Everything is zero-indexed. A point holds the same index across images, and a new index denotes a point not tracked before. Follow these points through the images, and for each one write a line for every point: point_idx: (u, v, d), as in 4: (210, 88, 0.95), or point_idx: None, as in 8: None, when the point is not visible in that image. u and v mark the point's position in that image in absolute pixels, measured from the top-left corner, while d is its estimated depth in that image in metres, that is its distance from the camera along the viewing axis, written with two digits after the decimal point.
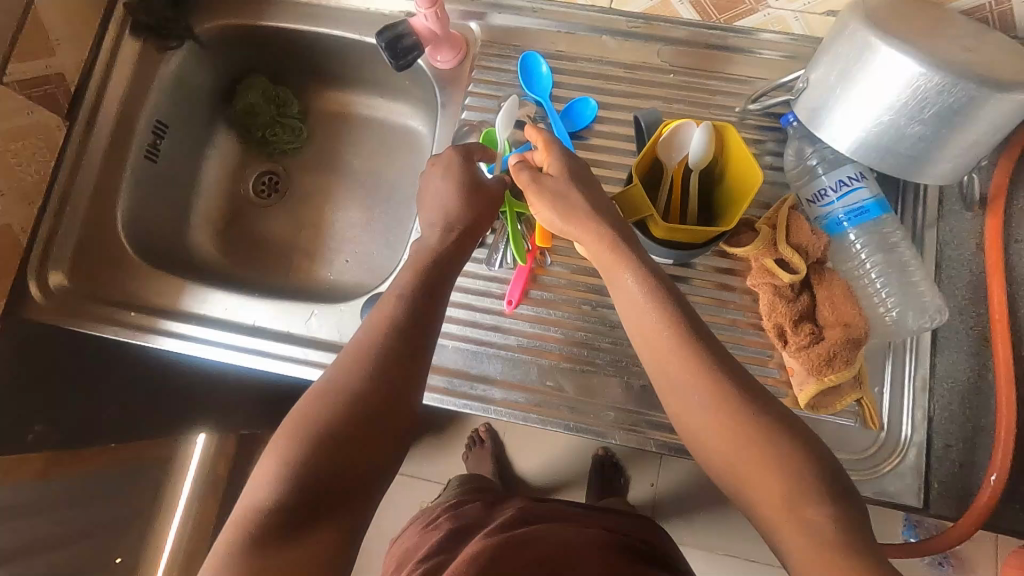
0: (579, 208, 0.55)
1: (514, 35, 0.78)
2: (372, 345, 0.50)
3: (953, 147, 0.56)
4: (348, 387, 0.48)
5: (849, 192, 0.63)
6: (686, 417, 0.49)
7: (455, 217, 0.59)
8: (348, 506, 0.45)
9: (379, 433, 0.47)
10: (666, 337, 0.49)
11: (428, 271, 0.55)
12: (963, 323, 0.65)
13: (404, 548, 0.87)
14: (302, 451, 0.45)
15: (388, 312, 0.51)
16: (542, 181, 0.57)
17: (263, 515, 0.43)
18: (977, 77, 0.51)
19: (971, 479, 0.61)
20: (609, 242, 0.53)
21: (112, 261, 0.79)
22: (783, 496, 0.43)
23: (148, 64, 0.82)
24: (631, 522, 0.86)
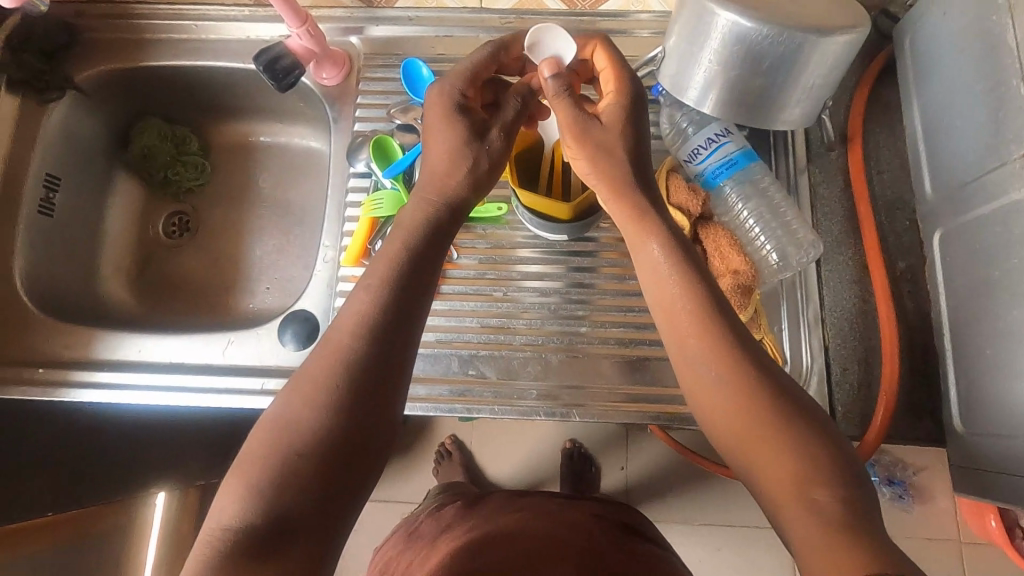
0: (620, 167, 0.55)
1: (395, 44, 0.81)
2: (359, 329, 0.48)
3: (795, 93, 0.61)
4: (331, 375, 0.47)
5: (718, 148, 0.67)
6: (693, 390, 0.49)
7: None
8: (325, 521, 0.43)
9: (357, 443, 0.46)
10: (690, 315, 0.50)
11: (420, 245, 0.53)
12: (843, 253, 0.69)
13: (386, 556, 0.87)
14: (287, 441, 0.45)
15: (380, 294, 0.50)
16: (587, 125, 0.56)
17: (242, 508, 0.42)
18: (801, 26, 0.56)
19: (870, 397, 0.65)
20: (638, 213, 0.54)
21: (17, 322, 0.77)
22: (792, 479, 0.44)
23: (28, 118, 0.81)
24: (609, 508, 0.87)
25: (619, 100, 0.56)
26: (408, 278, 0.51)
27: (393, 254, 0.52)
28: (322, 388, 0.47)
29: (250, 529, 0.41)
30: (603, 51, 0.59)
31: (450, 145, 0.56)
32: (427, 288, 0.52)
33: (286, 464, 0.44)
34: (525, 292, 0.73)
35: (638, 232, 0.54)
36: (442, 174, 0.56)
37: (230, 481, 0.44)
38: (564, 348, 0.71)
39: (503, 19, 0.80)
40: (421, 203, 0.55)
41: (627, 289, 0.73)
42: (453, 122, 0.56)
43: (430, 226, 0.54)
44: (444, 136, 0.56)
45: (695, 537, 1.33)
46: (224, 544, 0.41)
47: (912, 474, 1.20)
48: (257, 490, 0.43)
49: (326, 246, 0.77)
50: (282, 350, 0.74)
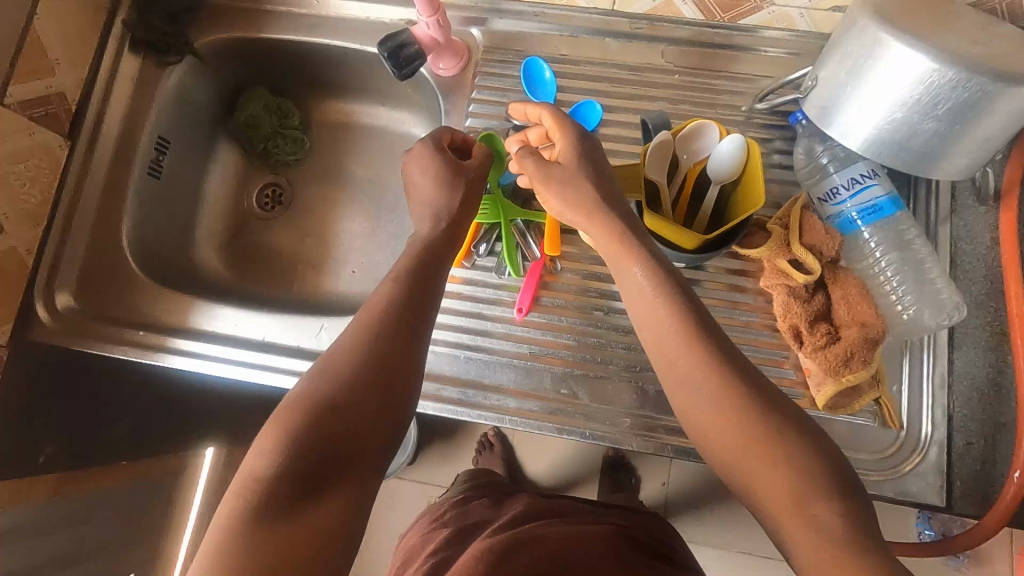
0: (584, 192, 0.58)
1: (515, 40, 0.78)
2: (386, 305, 0.52)
3: (966, 142, 0.56)
4: (359, 345, 0.49)
5: (862, 190, 0.62)
6: (686, 409, 0.50)
7: (443, 208, 0.61)
8: (348, 480, 0.44)
9: (381, 406, 0.47)
10: (676, 331, 0.50)
11: (435, 249, 0.58)
12: (981, 318, 0.64)
13: (409, 543, 0.87)
14: (319, 398, 0.46)
15: (401, 281, 0.54)
16: (551, 170, 0.60)
17: (277, 457, 0.43)
18: (992, 72, 0.51)
19: (992, 476, 0.61)
20: (617, 233, 0.56)
21: (118, 280, 0.78)
22: (791, 496, 0.43)
23: (148, 80, 0.81)
24: (631, 518, 0.85)
25: (570, 137, 0.61)
26: (426, 272, 0.56)
27: (411, 249, 0.57)
28: (348, 355, 0.49)
29: (283, 478, 0.42)
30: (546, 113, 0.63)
31: (436, 181, 0.62)
32: (439, 281, 0.57)
33: (317, 420, 0.45)
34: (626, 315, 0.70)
35: (615, 250, 0.56)
36: (435, 202, 0.61)
37: (262, 435, 0.45)
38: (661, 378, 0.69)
39: (633, 24, 0.76)
40: (432, 221, 0.60)
41: None
42: (432, 164, 0.62)
43: (435, 237, 0.59)
44: (430, 176, 0.62)
45: (731, 565, 1.30)
46: (252, 495, 0.42)
47: None
48: (290, 442, 0.44)
49: None
50: None
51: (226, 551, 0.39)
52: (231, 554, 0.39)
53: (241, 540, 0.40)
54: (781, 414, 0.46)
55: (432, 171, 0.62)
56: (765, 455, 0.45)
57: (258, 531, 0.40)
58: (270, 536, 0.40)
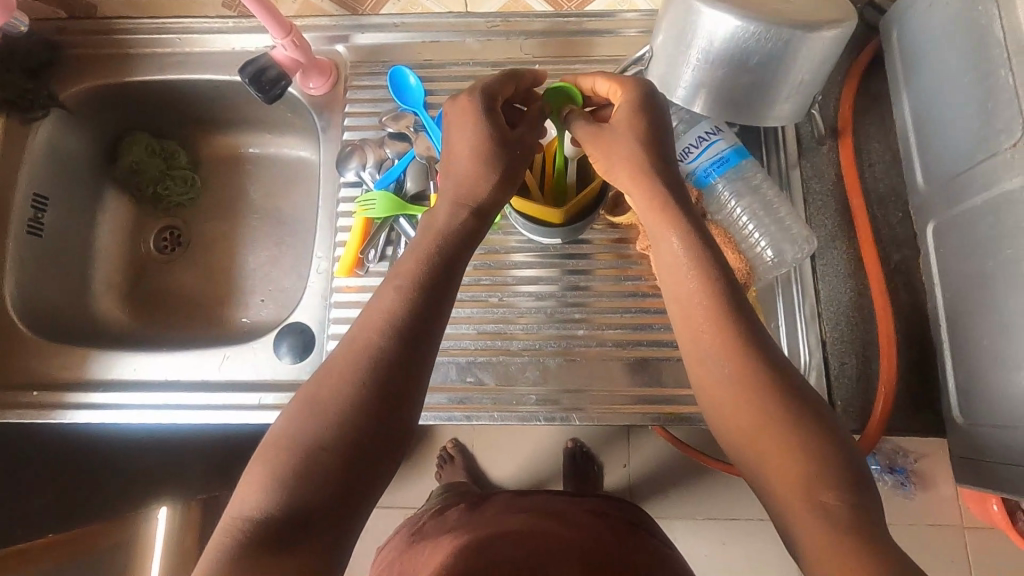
0: (641, 159, 0.53)
1: (380, 52, 0.80)
2: (382, 329, 0.47)
3: (785, 89, 0.61)
4: (354, 373, 0.46)
5: (709, 146, 0.66)
6: (702, 385, 0.49)
7: (466, 192, 0.53)
8: (338, 520, 0.42)
9: (376, 441, 0.45)
10: (709, 309, 0.49)
11: (451, 248, 0.51)
12: (836, 247, 0.69)
13: (389, 556, 0.86)
14: (309, 440, 0.43)
15: (405, 291, 0.49)
16: (609, 136, 0.55)
17: (265, 495, 0.41)
18: (788, 22, 0.56)
19: (868, 391, 0.65)
20: (661, 205, 0.52)
21: (8, 344, 0.76)
22: (801, 482, 0.43)
23: (15, 139, 0.80)
24: (613, 505, 0.86)
25: (630, 97, 0.56)
26: (435, 277, 0.50)
27: (422, 252, 0.51)
28: (346, 380, 0.46)
29: (270, 521, 0.41)
30: (600, 78, 0.58)
31: (475, 149, 0.53)
32: (452, 285, 0.51)
33: (308, 460, 0.43)
34: (521, 297, 0.73)
35: (655, 223, 0.53)
36: (473, 178, 0.53)
37: (251, 472, 0.43)
38: (562, 351, 0.71)
39: (490, 22, 0.80)
40: (449, 206, 0.53)
41: (624, 290, 0.73)
42: (478, 124, 0.53)
43: (456, 224, 0.52)
44: (468, 141, 0.53)
45: (699, 532, 1.33)
46: (242, 532, 0.40)
47: (914, 461, 1.20)
48: (279, 481, 0.42)
49: (319, 257, 0.77)
50: (278, 363, 0.74)
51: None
52: None
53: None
54: (805, 402, 0.46)
55: (481, 134, 0.53)
56: (783, 444, 0.45)
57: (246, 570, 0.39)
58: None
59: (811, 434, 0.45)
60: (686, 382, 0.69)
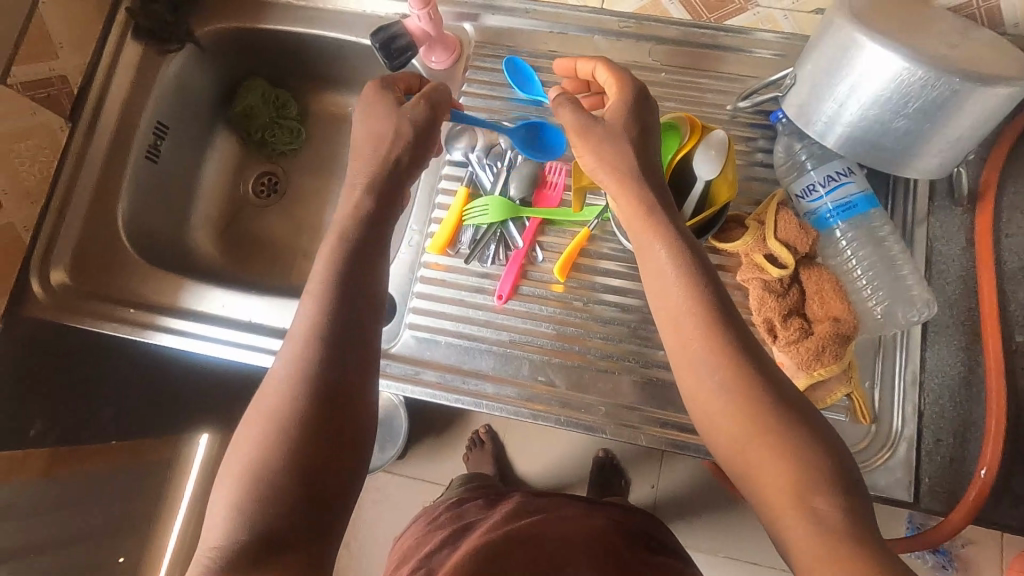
0: (626, 158, 0.56)
1: (506, 36, 0.80)
2: (311, 331, 0.50)
3: (937, 142, 0.57)
4: (293, 378, 0.48)
5: (838, 187, 0.63)
6: (696, 397, 0.49)
7: (378, 177, 0.58)
8: (315, 513, 0.44)
9: (334, 429, 0.47)
10: (696, 316, 0.50)
11: (364, 242, 0.55)
12: (953, 317, 0.65)
13: (405, 546, 0.87)
14: (260, 459, 0.45)
15: (327, 290, 0.52)
16: (594, 123, 0.58)
17: (231, 525, 0.42)
18: (960, 72, 0.52)
19: (961, 474, 0.61)
20: (645, 207, 0.54)
21: (112, 260, 0.80)
22: (791, 489, 0.43)
23: (149, 67, 0.84)
24: (630, 513, 0.86)
25: (628, 92, 0.59)
26: (347, 276, 0.52)
27: (332, 249, 0.54)
28: (286, 390, 0.48)
29: (241, 544, 0.42)
30: (603, 67, 0.62)
31: (378, 139, 0.59)
32: (370, 281, 0.54)
33: (263, 480, 0.44)
34: (605, 306, 0.71)
35: (643, 229, 0.54)
36: (369, 160, 0.59)
37: (216, 501, 0.45)
38: (637, 368, 0.70)
39: (622, 23, 0.78)
40: (353, 200, 0.57)
41: None
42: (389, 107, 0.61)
43: (360, 219, 0.56)
44: (381, 129, 0.60)
45: (717, 568, 1.29)
46: (215, 564, 0.41)
47: (960, 546, 1.13)
48: (243, 504, 0.43)
49: (412, 229, 0.76)
50: None
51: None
52: None
53: None
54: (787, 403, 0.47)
55: (381, 114, 0.60)
56: (770, 448, 0.45)
57: None
58: None
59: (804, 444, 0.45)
60: None
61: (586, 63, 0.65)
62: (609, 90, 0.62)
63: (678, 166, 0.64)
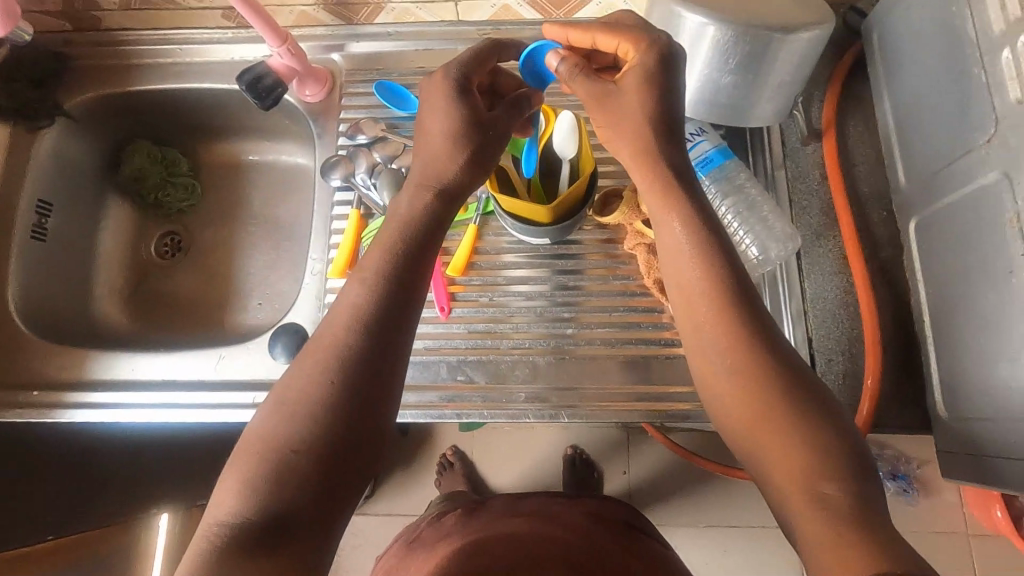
0: (646, 130, 0.53)
1: (376, 60, 0.83)
2: (357, 325, 0.48)
3: (765, 90, 0.63)
4: (322, 370, 0.47)
5: (694, 147, 0.67)
6: (707, 378, 0.51)
7: (433, 171, 0.54)
8: (321, 513, 0.44)
9: (353, 431, 0.46)
10: (710, 297, 0.51)
11: (423, 230, 0.53)
12: (822, 246, 0.70)
13: (388, 563, 0.86)
14: (283, 441, 0.44)
15: (379, 283, 0.50)
16: (609, 97, 0.54)
17: (241, 501, 0.42)
18: (764, 24, 0.57)
19: (854, 388, 0.66)
20: (661, 186, 0.53)
21: (10, 347, 0.78)
22: (801, 471, 0.44)
23: (21, 147, 0.83)
24: (604, 504, 0.87)
25: (645, 58, 0.53)
26: (403, 271, 0.51)
27: (388, 240, 0.52)
28: (320, 373, 0.47)
29: (246, 525, 0.42)
30: (608, 32, 0.56)
31: (451, 130, 0.54)
32: (419, 282, 0.52)
33: (284, 462, 0.44)
34: (511, 296, 0.74)
35: (658, 208, 0.53)
36: (441, 160, 0.54)
37: (227, 477, 0.44)
38: (551, 350, 0.72)
39: (481, 30, 0.81)
40: (416, 189, 0.54)
41: (613, 289, 0.74)
42: (451, 98, 0.54)
43: (425, 210, 0.54)
44: (442, 122, 0.54)
45: (700, 539, 1.32)
46: (218, 540, 0.41)
47: (916, 468, 1.20)
48: (254, 483, 0.43)
49: (314, 259, 0.78)
50: (273, 362, 0.75)
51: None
52: None
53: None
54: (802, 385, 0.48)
55: (454, 102, 0.54)
56: (779, 428, 0.46)
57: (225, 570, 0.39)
58: None
59: (812, 420, 0.46)
60: (674, 379, 0.70)
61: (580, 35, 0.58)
62: (625, 53, 0.56)
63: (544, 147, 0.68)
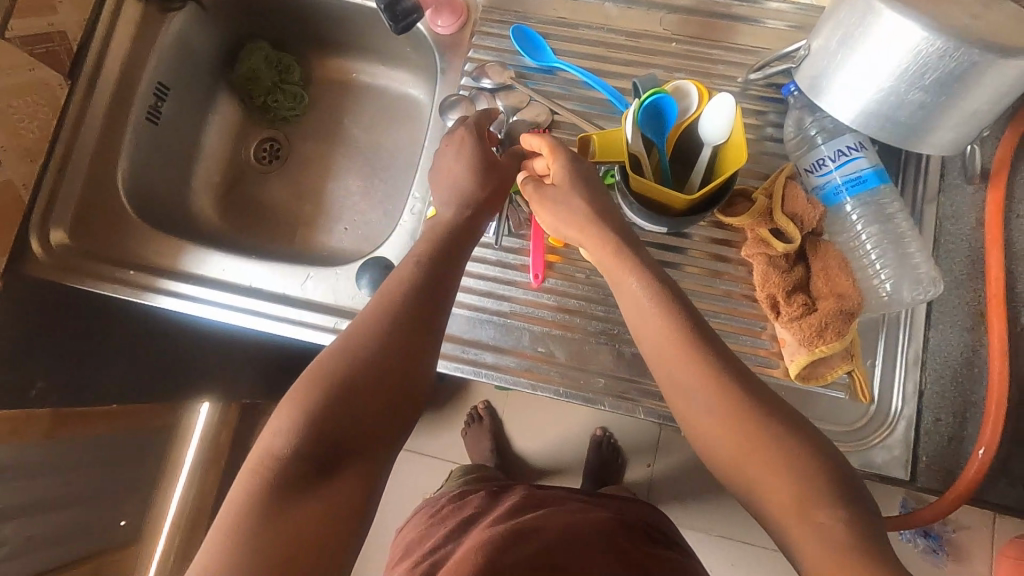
0: (581, 213, 0.56)
1: (514, 0, 0.78)
2: (404, 288, 0.53)
3: (953, 117, 0.56)
4: (374, 325, 0.50)
5: (848, 162, 0.62)
6: (696, 430, 0.49)
7: (465, 186, 0.61)
8: (365, 455, 0.46)
9: (399, 379, 0.49)
10: (673, 339, 0.50)
11: (457, 231, 0.59)
12: (959, 296, 0.64)
13: (406, 541, 0.87)
14: (339, 378, 0.47)
15: (423, 264, 0.55)
16: (546, 192, 0.58)
17: (297, 432, 0.45)
18: (980, 42, 0.50)
19: (958, 452, 0.62)
20: (614, 245, 0.55)
21: (113, 222, 0.79)
22: (794, 503, 0.43)
23: (151, 26, 0.82)
24: (629, 505, 0.87)
25: (562, 159, 0.58)
26: (444, 256, 0.56)
27: (433, 233, 0.58)
28: (371, 328, 0.50)
29: (298, 456, 0.44)
30: (532, 136, 0.61)
31: (469, 171, 0.62)
32: (457, 266, 0.57)
33: (336, 401, 0.46)
34: (608, 278, 0.71)
35: (614, 265, 0.55)
36: (461, 186, 0.61)
37: (280, 411, 0.46)
38: (637, 342, 0.69)
39: None
40: (453, 187, 0.62)
41: (715, 294, 0.67)
42: (467, 145, 0.63)
43: (462, 201, 0.60)
44: (464, 159, 0.62)
45: (711, 549, 1.30)
46: (271, 470, 0.43)
47: (952, 531, 1.14)
48: (307, 417, 0.45)
49: (414, 198, 0.76)
50: (356, 292, 0.75)
51: (238, 535, 0.40)
52: (252, 515, 0.41)
53: (262, 504, 0.41)
54: (784, 415, 0.47)
55: (466, 148, 0.63)
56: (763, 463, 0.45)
57: (280, 494, 0.42)
58: (284, 512, 0.41)
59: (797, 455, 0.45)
60: None
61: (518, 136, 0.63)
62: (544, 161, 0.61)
63: (682, 131, 0.63)
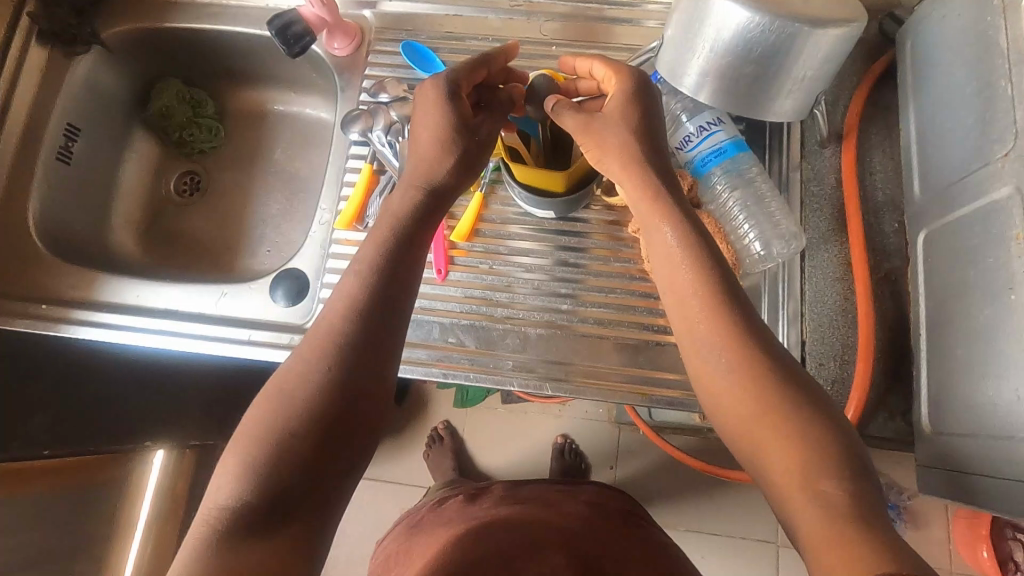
0: (637, 149, 0.57)
1: (405, 21, 0.83)
2: (347, 313, 0.51)
3: (788, 84, 0.62)
4: (318, 359, 0.50)
5: (709, 136, 0.67)
6: (708, 386, 0.51)
7: (426, 177, 0.59)
8: (320, 493, 0.46)
9: (352, 412, 0.49)
10: (701, 297, 0.52)
11: (408, 227, 0.56)
12: (828, 249, 0.69)
13: (388, 547, 0.87)
14: (281, 423, 0.47)
15: (367, 279, 0.53)
16: (593, 121, 0.59)
17: (238, 486, 0.45)
18: (791, 16, 0.57)
19: (841, 393, 0.65)
20: (653, 192, 0.56)
21: (27, 260, 0.80)
22: (799, 470, 0.44)
23: (56, 70, 0.85)
24: (609, 493, 0.89)
25: (627, 85, 0.59)
26: (390, 264, 0.53)
27: (382, 235, 0.55)
28: (316, 360, 0.50)
29: (246, 505, 0.44)
30: (598, 64, 0.62)
31: (437, 136, 0.59)
32: (407, 280, 0.54)
33: (280, 440, 0.46)
34: (512, 267, 0.74)
35: (650, 211, 0.56)
36: (434, 161, 0.59)
37: (225, 459, 0.47)
38: (544, 323, 0.72)
39: (513, 2, 0.82)
40: (406, 189, 0.58)
41: (614, 271, 0.74)
42: (441, 107, 0.59)
43: (413, 211, 0.57)
44: (434, 126, 0.59)
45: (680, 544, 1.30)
46: (220, 521, 0.44)
47: (907, 499, 1.14)
48: (253, 467, 0.45)
49: (323, 210, 0.80)
50: (273, 305, 0.77)
51: None
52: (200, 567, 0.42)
53: (210, 557, 0.42)
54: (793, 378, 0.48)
55: (440, 113, 0.59)
56: (774, 430, 0.46)
57: (227, 548, 0.43)
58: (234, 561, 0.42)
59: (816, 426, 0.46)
60: (663, 366, 0.70)
61: (581, 62, 0.64)
62: (607, 85, 0.62)
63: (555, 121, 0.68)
